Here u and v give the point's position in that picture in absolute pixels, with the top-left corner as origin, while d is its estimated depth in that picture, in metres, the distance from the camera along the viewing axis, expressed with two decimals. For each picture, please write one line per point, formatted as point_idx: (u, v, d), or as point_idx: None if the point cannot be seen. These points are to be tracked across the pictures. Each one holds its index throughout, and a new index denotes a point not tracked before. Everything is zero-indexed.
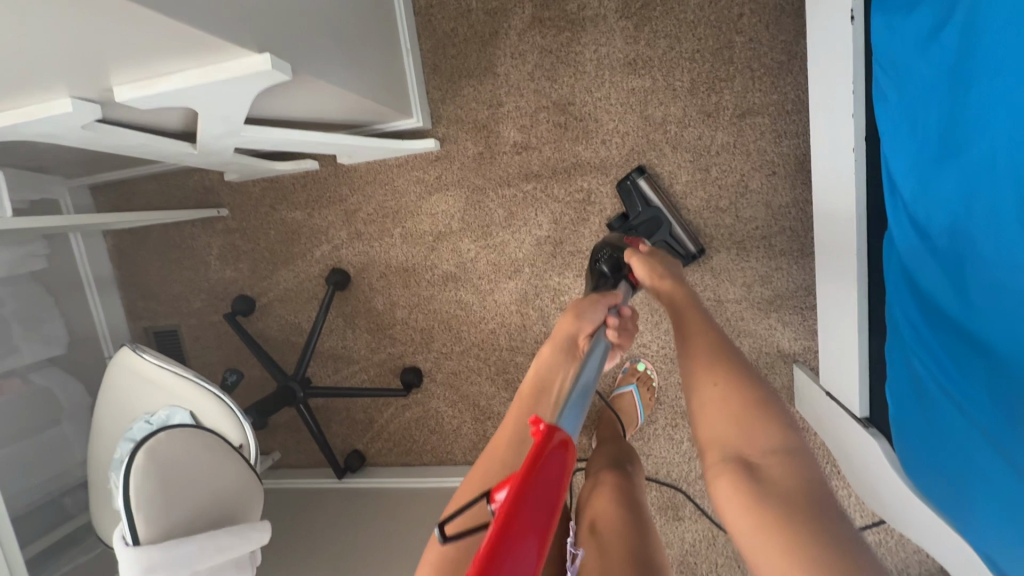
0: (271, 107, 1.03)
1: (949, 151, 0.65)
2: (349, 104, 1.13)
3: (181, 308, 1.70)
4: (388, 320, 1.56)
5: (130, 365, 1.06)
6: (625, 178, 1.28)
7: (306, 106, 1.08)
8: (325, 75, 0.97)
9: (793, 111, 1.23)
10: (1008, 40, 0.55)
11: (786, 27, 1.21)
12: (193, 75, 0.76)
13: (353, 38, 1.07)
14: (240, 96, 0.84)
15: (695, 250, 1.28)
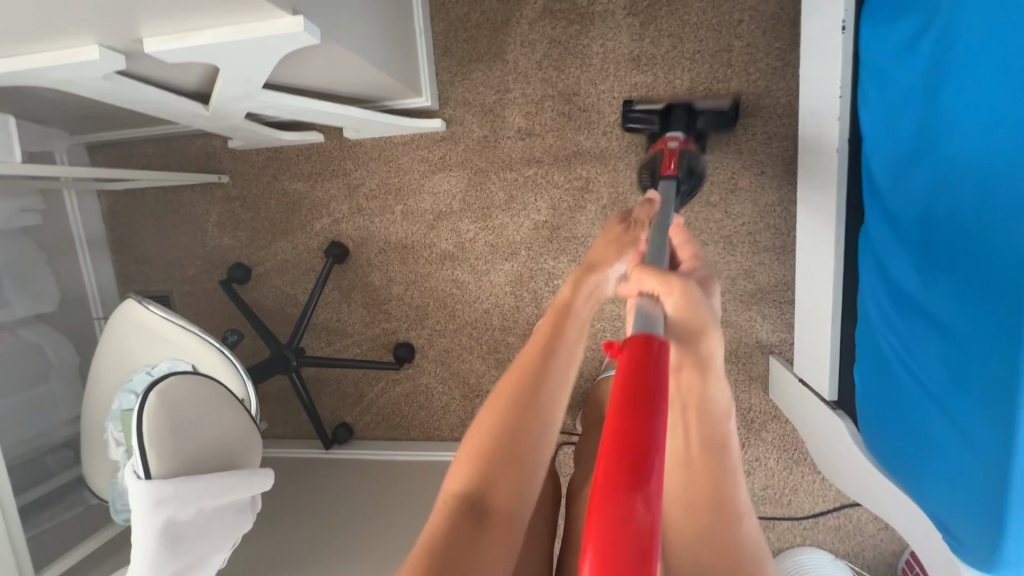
0: (290, 74, 1.06)
1: (921, 149, 0.72)
2: (364, 78, 1.17)
3: (174, 274, 1.70)
4: (384, 295, 1.59)
5: (133, 317, 1.07)
6: (623, 114, 1.28)
7: (324, 75, 1.11)
8: (348, 45, 1.00)
9: (784, 115, 1.31)
10: (977, 50, 0.62)
11: (781, 35, 1.28)
12: (225, 33, 0.79)
13: (374, 13, 1.11)
14: (266, 57, 0.87)
15: (729, 106, 1.23)
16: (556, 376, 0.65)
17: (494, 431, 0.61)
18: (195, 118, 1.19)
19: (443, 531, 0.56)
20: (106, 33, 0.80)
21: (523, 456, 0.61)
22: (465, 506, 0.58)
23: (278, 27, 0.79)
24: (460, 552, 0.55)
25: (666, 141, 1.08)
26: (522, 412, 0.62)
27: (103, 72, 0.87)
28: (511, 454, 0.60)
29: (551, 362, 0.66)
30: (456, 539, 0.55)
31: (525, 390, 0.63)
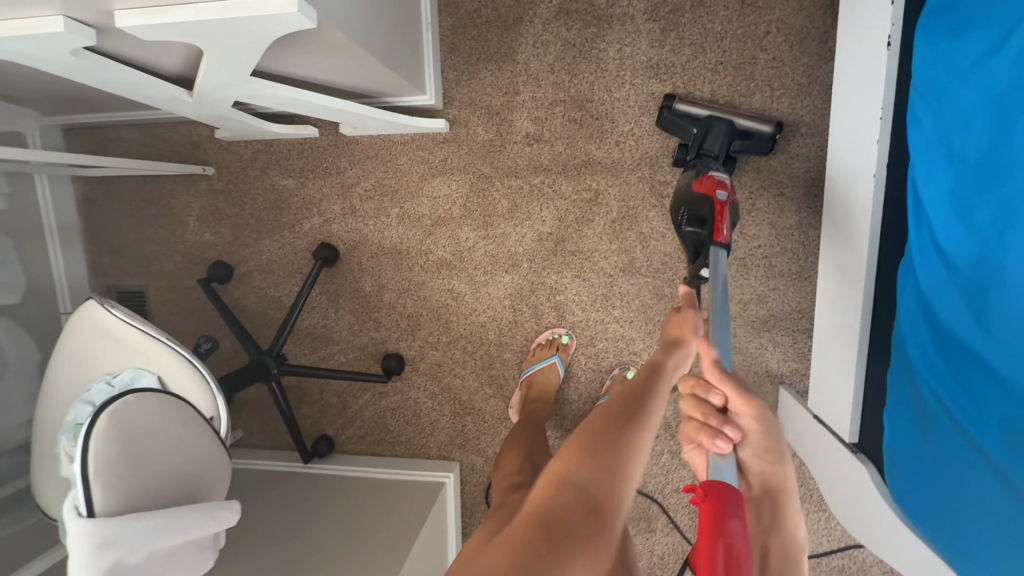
0: (284, 62, 0.96)
1: (987, 180, 0.65)
2: (365, 70, 1.08)
3: (150, 268, 1.59)
4: (374, 303, 1.49)
5: (94, 320, 0.97)
6: (661, 109, 1.23)
7: (321, 64, 1.01)
8: (351, 34, 0.92)
9: (808, 135, 1.24)
10: None
11: (810, 50, 1.21)
12: (208, 11, 0.70)
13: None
14: (255, 41, 0.78)
15: (772, 130, 1.18)
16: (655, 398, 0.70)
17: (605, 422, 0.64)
18: (176, 104, 1.09)
19: (550, 505, 0.56)
20: (74, 3, 0.70)
21: (632, 453, 0.62)
22: (571, 491, 0.57)
23: (273, 6, 0.69)
24: (568, 531, 0.53)
25: (714, 187, 0.99)
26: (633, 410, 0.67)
27: (71, 47, 0.78)
28: (623, 444, 0.62)
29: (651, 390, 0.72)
30: (563, 519, 0.54)
31: (633, 402, 0.68)
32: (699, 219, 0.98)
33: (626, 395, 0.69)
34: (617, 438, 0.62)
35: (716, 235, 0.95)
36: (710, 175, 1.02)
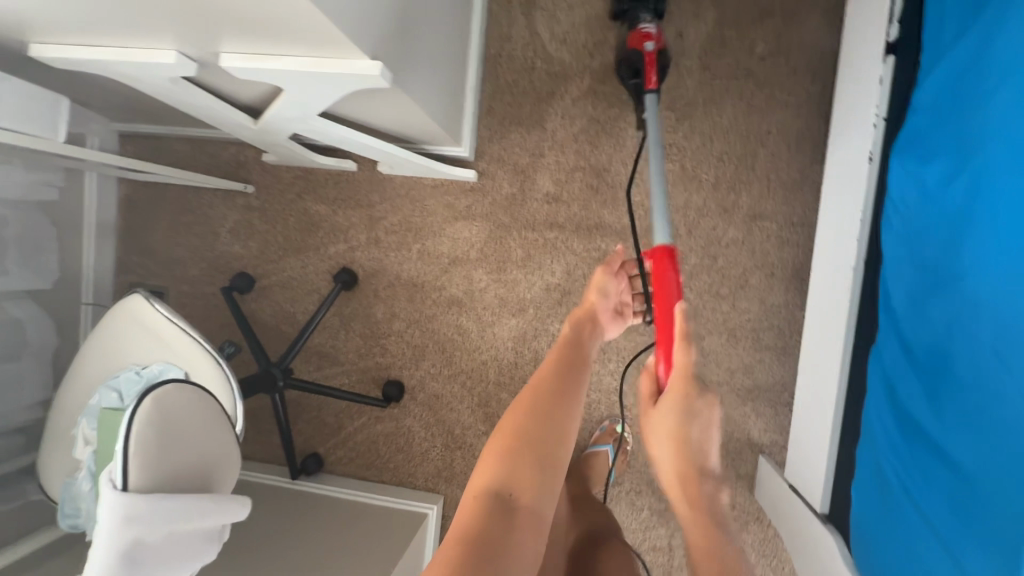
0: (345, 107, 1.10)
1: (940, 284, 0.76)
2: (414, 121, 1.22)
3: (175, 271, 1.67)
4: (383, 330, 1.57)
5: (131, 310, 1.04)
6: None
7: (377, 112, 1.14)
8: (411, 92, 1.05)
9: (799, 225, 1.37)
10: (1011, 206, 0.67)
11: (804, 152, 1.36)
12: (302, 62, 0.82)
13: (433, 65, 1.17)
14: (331, 91, 0.91)
15: None
16: (568, 388, 0.87)
17: (520, 430, 0.80)
18: (238, 127, 1.21)
19: (477, 519, 0.71)
20: (188, 42, 0.83)
21: (544, 448, 0.79)
22: (493, 500, 0.73)
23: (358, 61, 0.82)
24: (495, 530, 0.70)
25: (642, 43, 1.21)
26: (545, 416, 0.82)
27: (173, 75, 0.90)
28: (541, 442, 0.79)
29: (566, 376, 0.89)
30: (490, 519, 0.71)
31: (547, 400, 0.84)
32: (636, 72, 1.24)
33: (541, 386, 0.86)
34: (532, 431, 0.80)
35: (648, 85, 1.19)
36: (638, 30, 1.23)
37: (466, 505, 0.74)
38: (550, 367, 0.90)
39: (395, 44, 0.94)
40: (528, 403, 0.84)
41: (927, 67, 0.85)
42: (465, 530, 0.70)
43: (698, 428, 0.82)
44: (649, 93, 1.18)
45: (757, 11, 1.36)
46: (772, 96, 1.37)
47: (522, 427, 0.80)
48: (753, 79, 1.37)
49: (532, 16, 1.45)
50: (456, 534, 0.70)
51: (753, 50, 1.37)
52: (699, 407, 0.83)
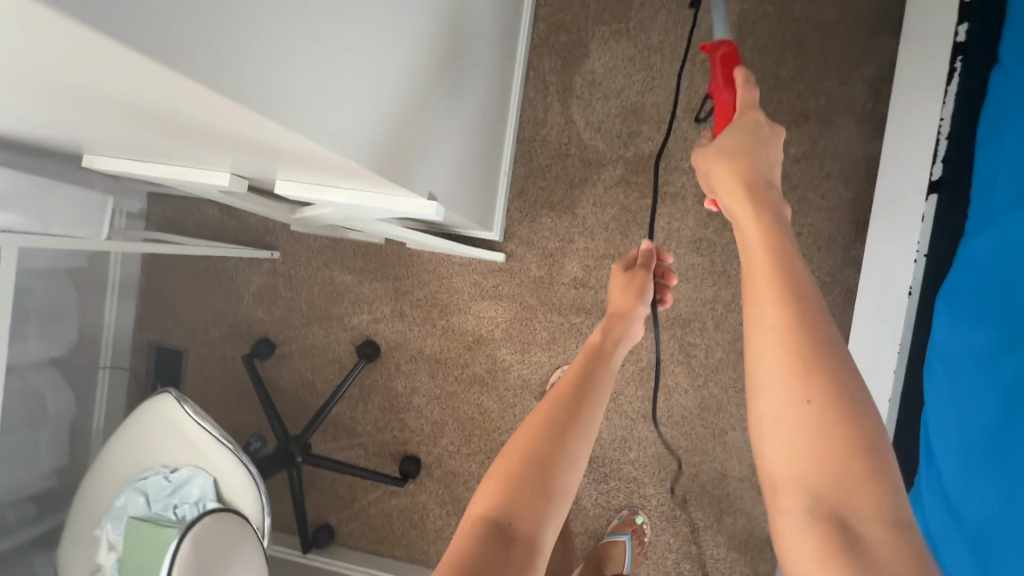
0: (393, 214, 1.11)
1: (993, 454, 0.76)
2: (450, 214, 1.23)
3: (196, 332, 1.66)
4: (403, 404, 1.57)
5: (162, 410, 1.01)
6: None
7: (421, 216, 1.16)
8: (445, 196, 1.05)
9: (827, 326, 1.37)
10: None
11: (835, 255, 1.37)
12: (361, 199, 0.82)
13: (467, 164, 1.18)
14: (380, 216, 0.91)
15: None
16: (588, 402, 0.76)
17: (529, 446, 0.70)
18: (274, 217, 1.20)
19: (470, 548, 0.63)
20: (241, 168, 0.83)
21: (552, 474, 0.68)
22: (490, 529, 0.65)
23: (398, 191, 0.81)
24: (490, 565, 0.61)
25: None
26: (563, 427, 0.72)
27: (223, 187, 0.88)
28: (548, 464, 0.68)
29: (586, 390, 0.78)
30: (486, 550, 0.62)
31: (567, 410, 0.74)
32: None
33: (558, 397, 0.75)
34: (540, 452, 0.69)
35: None
36: None
37: (460, 529, 0.66)
38: (569, 380, 0.79)
39: (431, 158, 0.92)
40: (541, 416, 0.73)
41: (974, 229, 0.86)
42: (457, 561, 0.62)
43: (764, 151, 0.72)
44: None
45: (791, 115, 1.38)
46: (804, 198, 1.38)
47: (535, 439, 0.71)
48: (785, 180, 1.38)
49: (567, 102, 1.47)
50: (450, 558, 0.63)
51: (787, 152, 1.38)
52: (759, 145, 0.71)
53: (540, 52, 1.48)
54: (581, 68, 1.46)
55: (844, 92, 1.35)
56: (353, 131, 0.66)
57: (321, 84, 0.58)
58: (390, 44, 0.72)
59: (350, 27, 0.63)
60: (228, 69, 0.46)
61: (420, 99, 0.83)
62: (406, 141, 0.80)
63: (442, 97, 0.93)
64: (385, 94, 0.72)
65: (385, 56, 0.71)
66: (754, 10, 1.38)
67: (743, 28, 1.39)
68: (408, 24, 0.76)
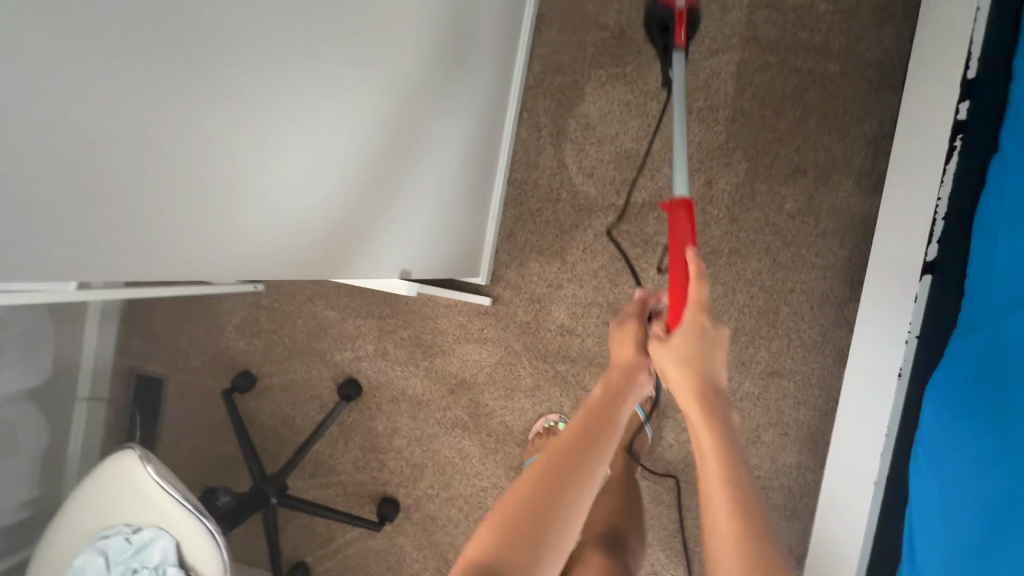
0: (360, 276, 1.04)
1: (975, 564, 0.72)
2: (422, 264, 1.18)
3: (177, 361, 1.64)
4: (383, 444, 1.54)
5: (119, 470, 0.97)
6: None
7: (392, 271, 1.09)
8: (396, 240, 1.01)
9: (817, 387, 1.34)
10: None
11: (828, 313, 1.33)
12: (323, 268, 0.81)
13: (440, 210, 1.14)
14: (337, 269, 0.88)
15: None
16: (595, 448, 0.73)
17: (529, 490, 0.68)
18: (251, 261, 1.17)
19: None
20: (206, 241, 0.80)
21: (552, 521, 0.66)
22: None
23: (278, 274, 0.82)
24: None
25: None
26: (568, 468, 0.70)
27: None
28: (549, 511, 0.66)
29: (593, 428, 0.76)
30: None
31: (572, 454, 0.72)
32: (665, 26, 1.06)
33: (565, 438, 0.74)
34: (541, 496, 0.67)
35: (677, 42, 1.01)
36: None
37: None
38: (579, 420, 0.77)
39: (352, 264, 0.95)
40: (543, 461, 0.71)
41: (972, 321, 0.82)
42: None
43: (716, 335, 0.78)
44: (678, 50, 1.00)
45: (788, 169, 1.34)
46: (798, 254, 1.34)
47: (534, 487, 0.68)
48: (780, 235, 1.35)
49: (560, 146, 1.44)
50: None
51: (782, 207, 1.35)
52: (710, 338, 0.77)
53: (534, 94, 1.45)
54: (575, 111, 1.43)
55: (843, 149, 1.32)
56: (232, 232, 0.69)
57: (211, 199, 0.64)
58: (337, 175, 0.81)
59: (290, 158, 0.72)
60: (98, 182, 0.51)
61: (359, 217, 0.90)
62: (313, 248, 0.84)
63: (397, 214, 1.00)
64: (308, 211, 0.79)
65: (327, 184, 0.80)
66: (754, 61, 1.35)
67: (743, 77, 1.36)
68: (369, 160, 0.86)
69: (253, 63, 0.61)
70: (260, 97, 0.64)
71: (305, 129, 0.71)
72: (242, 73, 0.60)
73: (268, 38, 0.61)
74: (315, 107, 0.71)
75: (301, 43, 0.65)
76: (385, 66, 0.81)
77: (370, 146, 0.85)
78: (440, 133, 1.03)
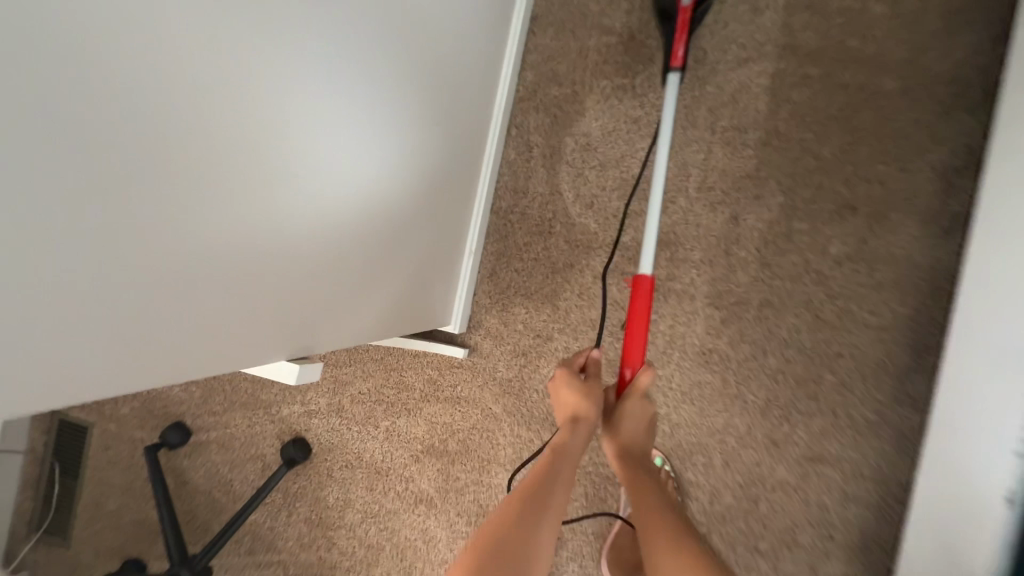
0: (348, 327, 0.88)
1: None
2: (396, 316, 1.00)
3: (104, 406, 1.41)
4: (333, 519, 1.28)
5: None
6: None
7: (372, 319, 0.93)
8: (382, 273, 0.90)
9: (871, 479, 1.06)
10: None
11: (885, 385, 1.05)
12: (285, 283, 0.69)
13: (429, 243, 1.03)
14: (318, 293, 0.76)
15: None
16: (555, 490, 0.77)
17: (498, 529, 0.70)
18: None
19: None
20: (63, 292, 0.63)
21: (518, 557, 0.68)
22: None
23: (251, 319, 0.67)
24: None
25: None
26: (533, 510, 0.73)
27: None
28: (514, 550, 0.68)
29: (552, 473, 0.78)
30: None
31: (533, 496, 0.74)
32: (667, 17, 1.07)
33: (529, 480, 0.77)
34: (507, 532, 0.69)
35: (674, 59, 1.03)
36: None
37: None
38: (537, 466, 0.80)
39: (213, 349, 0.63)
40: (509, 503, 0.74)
41: None
42: None
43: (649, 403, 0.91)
44: (673, 69, 1.03)
45: (834, 204, 1.09)
46: (846, 310, 1.08)
47: (503, 525, 0.71)
48: (824, 285, 1.09)
49: (555, 169, 1.20)
50: None
51: (827, 250, 1.09)
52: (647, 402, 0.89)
53: (526, 107, 1.22)
54: (574, 129, 1.20)
55: (906, 182, 1.06)
56: (239, 280, 0.62)
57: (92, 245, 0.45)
58: (348, 173, 0.73)
59: (221, 222, 0.57)
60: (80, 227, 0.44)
61: (247, 319, 0.66)
62: (183, 329, 0.58)
63: (313, 299, 0.76)
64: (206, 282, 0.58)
65: (235, 261, 0.60)
66: (792, 72, 1.11)
67: (779, 91, 1.11)
68: (304, 257, 0.71)
69: (233, 98, 0.54)
70: (225, 152, 0.55)
71: (260, 173, 0.60)
72: (220, 106, 0.53)
73: (272, 50, 0.57)
74: (303, 103, 0.63)
75: (306, 57, 0.61)
76: (374, 126, 0.76)
77: (335, 194, 0.72)
78: (410, 207, 0.91)
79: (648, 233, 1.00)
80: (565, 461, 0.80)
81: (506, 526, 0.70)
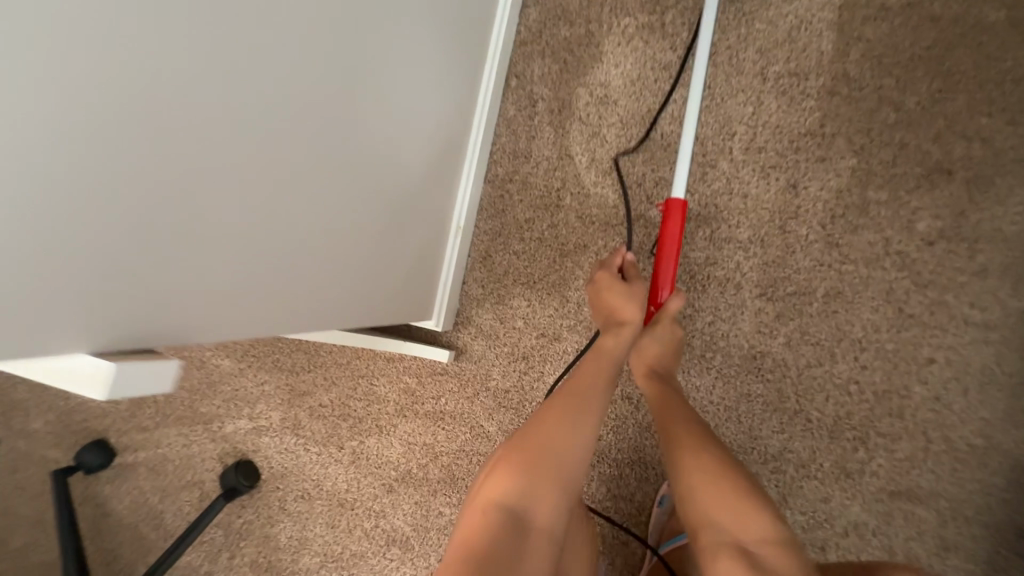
0: (372, 290, 0.79)
1: None
2: (414, 284, 0.88)
3: (12, 420, 1.15)
4: (286, 563, 1.03)
5: None
6: None
7: (393, 285, 0.83)
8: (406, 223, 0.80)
9: (977, 523, 0.81)
10: None
11: (993, 400, 0.81)
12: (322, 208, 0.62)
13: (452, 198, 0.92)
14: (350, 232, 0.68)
15: None
16: (600, 390, 0.70)
17: (545, 432, 0.66)
18: None
19: (486, 537, 0.58)
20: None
21: (564, 461, 0.64)
22: (506, 523, 0.59)
23: (292, 249, 0.60)
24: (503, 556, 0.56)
25: None
26: (578, 411, 0.68)
27: None
28: (562, 454, 0.64)
29: (596, 376, 0.71)
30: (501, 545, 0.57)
31: (576, 396, 0.69)
32: None
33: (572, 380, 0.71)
34: (554, 436, 0.65)
35: None
36: None
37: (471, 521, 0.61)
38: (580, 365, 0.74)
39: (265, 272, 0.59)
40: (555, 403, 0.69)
41: None
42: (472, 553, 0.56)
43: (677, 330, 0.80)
44: None
45: (922, 168, 0.85)
46: (940, 303, 0.84)
47: (550, 427, 0.66)
48: (909, 271, 0.85)
49: (564, 128, 0.97)
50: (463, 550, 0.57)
51: (913, 227, 0.85)
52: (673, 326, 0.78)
53: (528, 52, 0.99)
54: (587, 78, 0.96)
55: (1018, 138, 0.82)
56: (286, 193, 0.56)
57: (119, 180, 0.39)
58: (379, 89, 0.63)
59: (270, 118, 0.50)
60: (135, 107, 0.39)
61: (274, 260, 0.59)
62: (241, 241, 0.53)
63: (342, 241, 0.68)
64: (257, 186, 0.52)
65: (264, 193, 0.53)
66: (866, 2, 0.88)
67: (848, 27, 0.88)
68: (335, 185, 0.62)
69: None
70: (264, 44, 0.47)
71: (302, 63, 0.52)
72: None
73: None
74: None
75: None
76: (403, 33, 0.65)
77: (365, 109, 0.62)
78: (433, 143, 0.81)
79: (681, 164, 0.83)
80: (606, 363, 0.73)
81: (553, 428, 0.66)
